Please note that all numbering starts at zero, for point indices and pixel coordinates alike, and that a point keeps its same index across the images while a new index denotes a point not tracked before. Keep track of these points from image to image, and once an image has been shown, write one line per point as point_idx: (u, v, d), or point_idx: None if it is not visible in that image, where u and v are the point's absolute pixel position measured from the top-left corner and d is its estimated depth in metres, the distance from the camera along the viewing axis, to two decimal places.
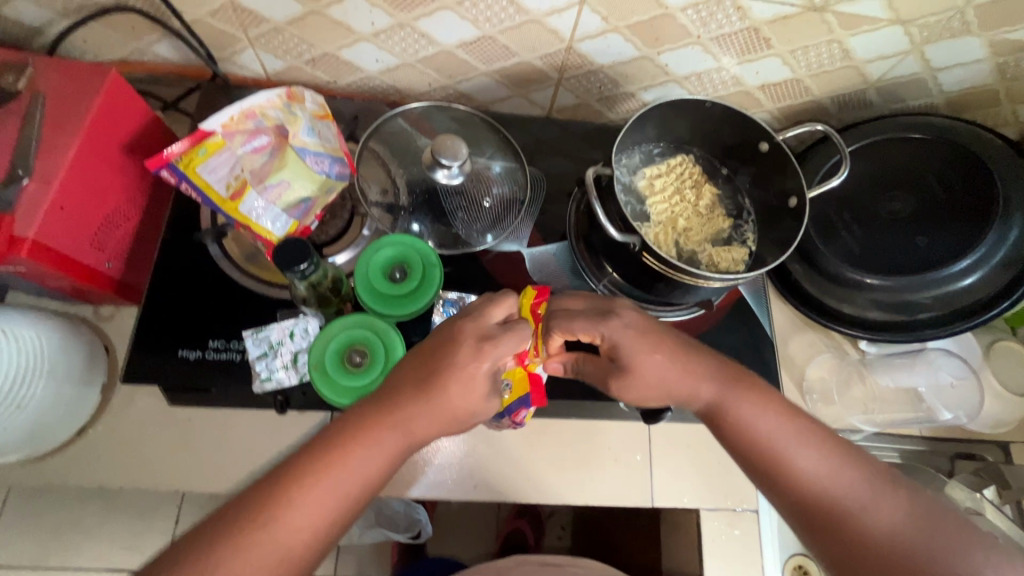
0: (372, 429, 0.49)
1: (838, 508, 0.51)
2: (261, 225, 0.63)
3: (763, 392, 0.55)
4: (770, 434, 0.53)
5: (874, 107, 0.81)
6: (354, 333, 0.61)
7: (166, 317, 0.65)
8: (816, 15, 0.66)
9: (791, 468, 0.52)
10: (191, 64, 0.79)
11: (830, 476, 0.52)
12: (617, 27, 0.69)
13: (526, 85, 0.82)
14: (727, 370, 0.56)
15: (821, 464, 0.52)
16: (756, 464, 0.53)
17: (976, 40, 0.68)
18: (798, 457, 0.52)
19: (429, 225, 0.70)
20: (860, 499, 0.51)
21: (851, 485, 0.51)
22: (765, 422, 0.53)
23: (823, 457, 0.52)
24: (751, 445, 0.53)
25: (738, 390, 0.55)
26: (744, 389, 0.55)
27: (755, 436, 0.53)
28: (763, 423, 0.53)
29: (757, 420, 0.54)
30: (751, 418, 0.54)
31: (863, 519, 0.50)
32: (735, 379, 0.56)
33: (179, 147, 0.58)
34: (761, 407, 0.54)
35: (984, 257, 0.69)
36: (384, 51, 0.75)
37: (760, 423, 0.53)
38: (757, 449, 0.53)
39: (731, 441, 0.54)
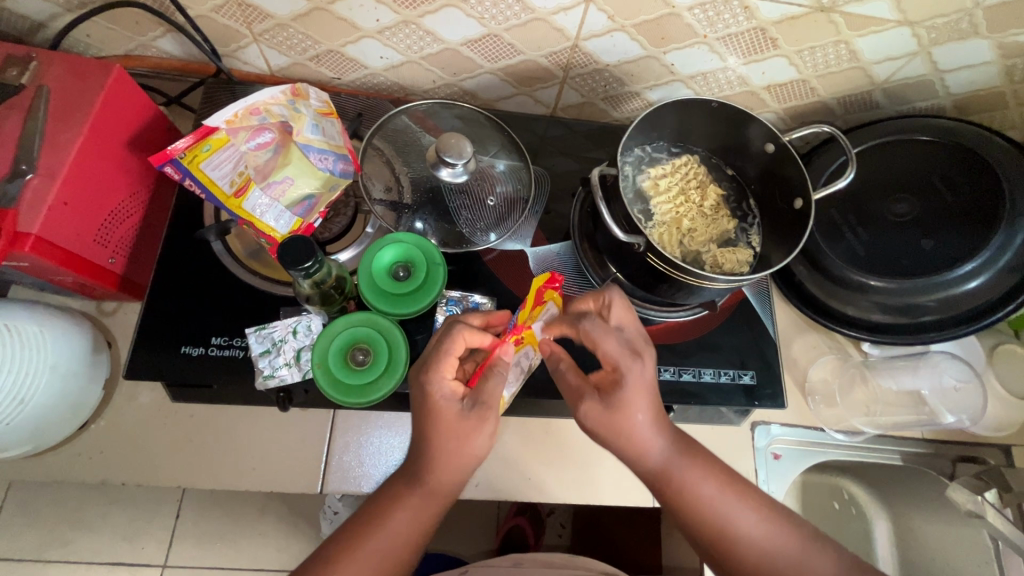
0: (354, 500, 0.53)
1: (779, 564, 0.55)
2: (263, 222, 0.62)
3: (704, 457, 0.58)
4: (712, 504, 0.56)
5: (880, 108, 0.81)
6: (356, 332, 0.61)
7: (169, 313, 0.65)
8: (823, 15, 0.66)
9: (735, 534, 0.56)
10: (195, 60, 0.79)
11: (771, 534, 0.56)
12: (623, 26, 0.69)
13: (531, 84, 0.81)
14: (673, 438, 0.57)
15: (755, 525, 0.56)
16: (701, 531, 0.56)
17: (984, 42, 0.68)
18: (739, 521, 0.56)
19: (432, 223, 0.70)
20: (798, 551, 0.56)
21: (788, 543, 0.56)
22: (708, 493, 0.56)
23: (759, 517, 0.57)
24: (697, 513, 0.56)
25: (686, 453, 0.57)
26: (684, 455, 0.57)
27: (699, 506, 0.56)
28: (706, 493, 0.56)
29: (699, 491, 0.56)
30: (694, 487, 0.56)
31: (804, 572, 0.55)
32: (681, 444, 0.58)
33: (184, 143, 0.58)
34: (700, 474, 0.57)
35: (989, 261, 0.68)
36: (389, 48, 0.75)
37: (701, 494, 0.56)
38: (702, 518, 0.56)
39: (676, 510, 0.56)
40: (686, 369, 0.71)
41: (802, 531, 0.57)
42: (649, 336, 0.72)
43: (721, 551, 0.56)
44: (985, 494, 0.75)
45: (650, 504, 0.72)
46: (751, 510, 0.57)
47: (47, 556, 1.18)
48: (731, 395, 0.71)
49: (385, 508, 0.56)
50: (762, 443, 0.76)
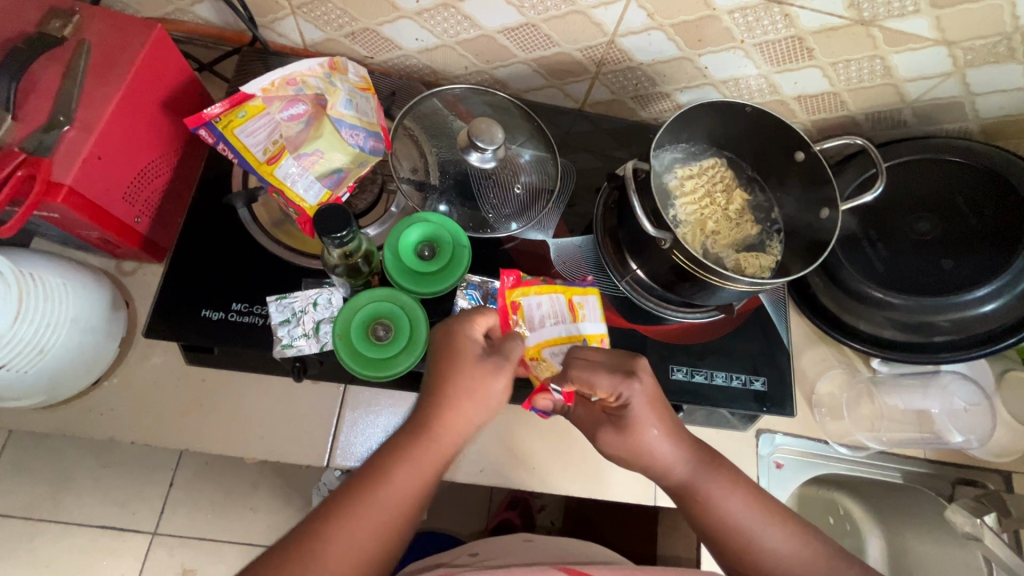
0: (391, 469, 0.52)
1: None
2: (294, 191, 0.63)
3: (730, 472, 0.59)
4: (738, 522, 0.56)
5: (908, 127, 0.81)
6: (378, 307, 0.61)
7: (190, 277, 0.65)
8: (862, 29, 0.66)
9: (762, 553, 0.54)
10: (230, 28, 0.79)
11: (789, 537, 0.56)
12: (662, 25, 0.69)
13: (562, 77, 0.82)
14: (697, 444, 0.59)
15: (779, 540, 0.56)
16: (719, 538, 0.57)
17: (1018, 68, 0.68)
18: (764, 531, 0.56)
19: (456, 207, 0.70)
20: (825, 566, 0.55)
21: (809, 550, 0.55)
22: (735, 509, 0.56)
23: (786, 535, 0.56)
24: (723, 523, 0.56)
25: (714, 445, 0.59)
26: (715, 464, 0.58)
27: (720, 518, 0.56)
28: (729, 506, 0.57)
29: (723, 503, 0.57)
30: (719, 500, 0.57)
31: None
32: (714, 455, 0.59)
33: (218, 109, 0.60)
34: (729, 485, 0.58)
35: (1007, 286, 0.69)
36: (425, 31, 0.75)
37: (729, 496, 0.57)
38: (723, 530, 0.56)
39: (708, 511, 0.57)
40: (699, 371, 0.71)
41: (826, 553, 0.56)
42: (663, 335, 0.72)
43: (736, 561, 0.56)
44: (985, 518, 0.75)
45: (652, 502, 0.72)
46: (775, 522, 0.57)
47: (38, 515, 1.18)
48: (742, 400, 0.71)
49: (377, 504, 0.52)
50: (765, 451, 0.77)
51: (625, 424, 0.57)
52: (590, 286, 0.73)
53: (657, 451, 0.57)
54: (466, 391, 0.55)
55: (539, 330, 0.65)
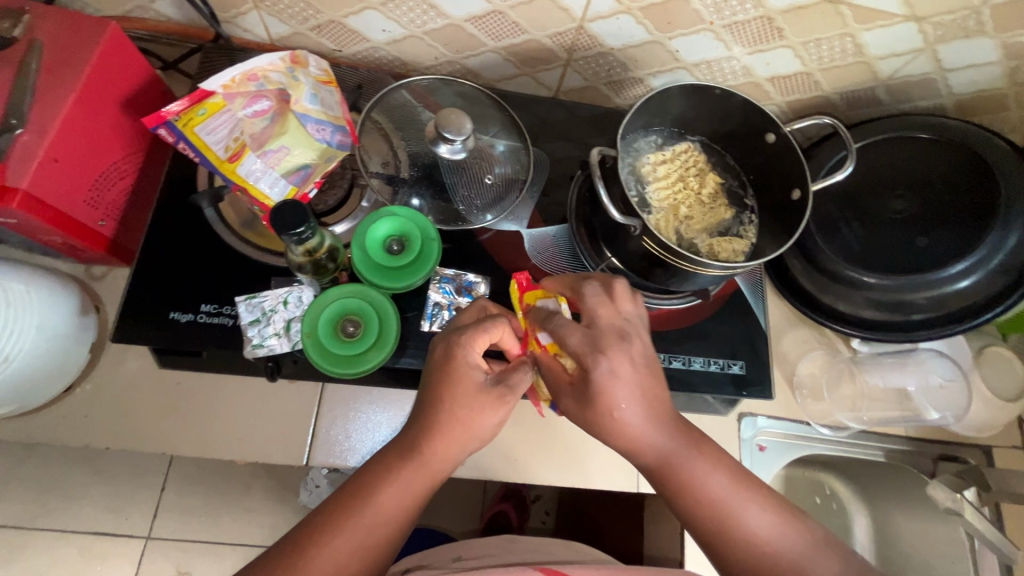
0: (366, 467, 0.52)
1: (777, 560, 0.53)
2: (258, 188, 0.62)
3: (715, 454, 0.57)
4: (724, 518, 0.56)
5: (883, 106, 0.81)
6: (347, 303, 0.61)
7: (159, 279, 0.64)
8: (831, 7, 0.65)
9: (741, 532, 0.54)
10: (194, 24, 0.77)
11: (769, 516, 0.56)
12: (630, 9, 0.68)
13: (534, 65, 0.81)
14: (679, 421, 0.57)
15: (768, 526, 0.54)
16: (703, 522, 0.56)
17: (989, 42, 0.68)
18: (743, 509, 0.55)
19: (429, 200, 0.70)
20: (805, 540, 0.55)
21: (784, 532, 0.54)
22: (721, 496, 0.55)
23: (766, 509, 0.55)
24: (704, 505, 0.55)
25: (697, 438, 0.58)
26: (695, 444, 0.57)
27: (705, 503, 0.54)
28: (717, 490, 0.55)
29: (711, 488, 0.55)
30: (707, 483, 0.55)
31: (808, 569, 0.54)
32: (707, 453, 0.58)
33: (178, 107, 0.59)
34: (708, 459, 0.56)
35: (983, 260, 0.69)
36: (391, 21, 0.74)
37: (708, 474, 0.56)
38: (706, 515, 0.54)
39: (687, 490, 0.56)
40: (677, 357, 0.71)
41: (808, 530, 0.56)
42: None
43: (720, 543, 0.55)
44: (964, 492, 0.77)
45: (635, 490, 0.73)
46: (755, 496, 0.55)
47: (29, 523, 1.18)
48: (720, 384, 0.71)
49: (351, 503, 0.51)
50: (747, 435, 0.77)
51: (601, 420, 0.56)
52: (565, 276, 0.73)
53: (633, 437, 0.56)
54: (462, 419, 0.54)
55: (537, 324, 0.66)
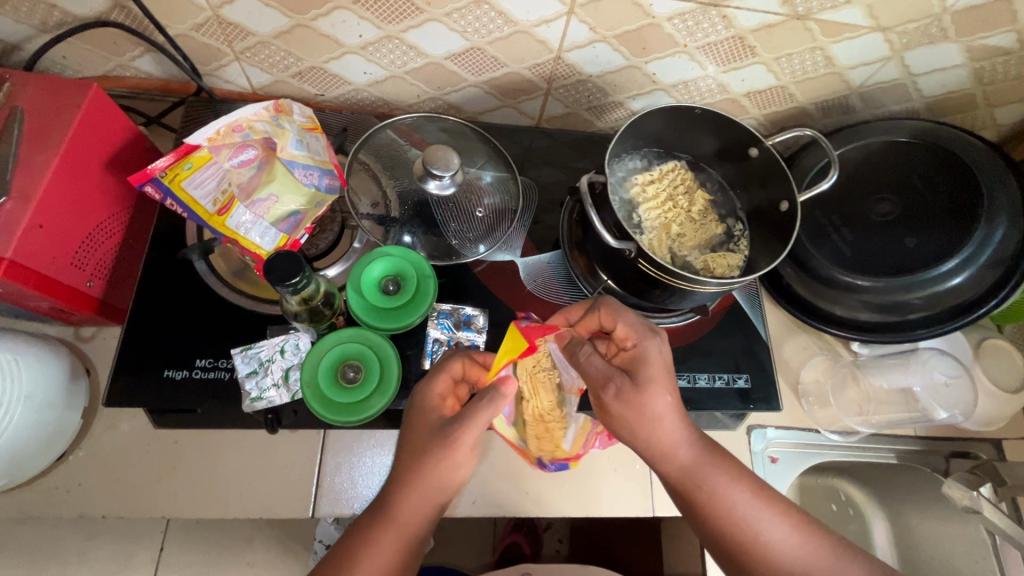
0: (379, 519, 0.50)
1: None
2: (249, 239, 0.62)
3: (734, 464, 0.56)
4: (751, 534, 0.54)
5: (857, 112, 0.83)
6: (346, 348, 0.60)
7: (151, 337, 0.63)
8: (800, 23, 0.67)
9: (763, 548, 0.54)
10: (174, 79, 0.78)
11: (790, 532, 0.55)
12: (605, 37, 0.70)
13: (515, 96, 0.82)
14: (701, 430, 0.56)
15: (788, 539, 0.54)
16: (729, 543, 0.54)
17: (953, 46, 0.70)
18: (767, 528, 0.54)
19: (421, 237, 0.70)
20: (830, 564, 0.54)
21: (812, 553, 0.54)
22: (741, 504, 0.55)
23: (791, 530, 0.55)
24: (732, 526, 0.54)
25: (713, 455, 0.56)
26: (719, 458, 0.56)
27: (728, 515, 0.54)
28: (738, 501, 0.55)
29: (734, 498, 0.55)
30: (728, 495, 0.55)
31: None
32: (719, 457, 0.56)
33: (164, 162, 0.57)
34: (732, 475, 0.56)
35: (973, 256, 0.69)
36: (372, 64, 0.75)
37: (732, 488, 0.55)
38: (731, 530, 0.54)
39: (709, 511, 0.54)
40: (681, 375, 0.70)
41: (831, 548, 0.55)
42: None
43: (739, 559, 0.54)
44: (981, 489, 0.76)
45: (651, 514, 0.71)
46: (778, 509, 0.55)
47: None
48: (726, 400, 0.70)
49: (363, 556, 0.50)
50: (758, 447, 0.76)
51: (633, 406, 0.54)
52: (564, 302, 0.73)
53: (664, 441, 0.54)
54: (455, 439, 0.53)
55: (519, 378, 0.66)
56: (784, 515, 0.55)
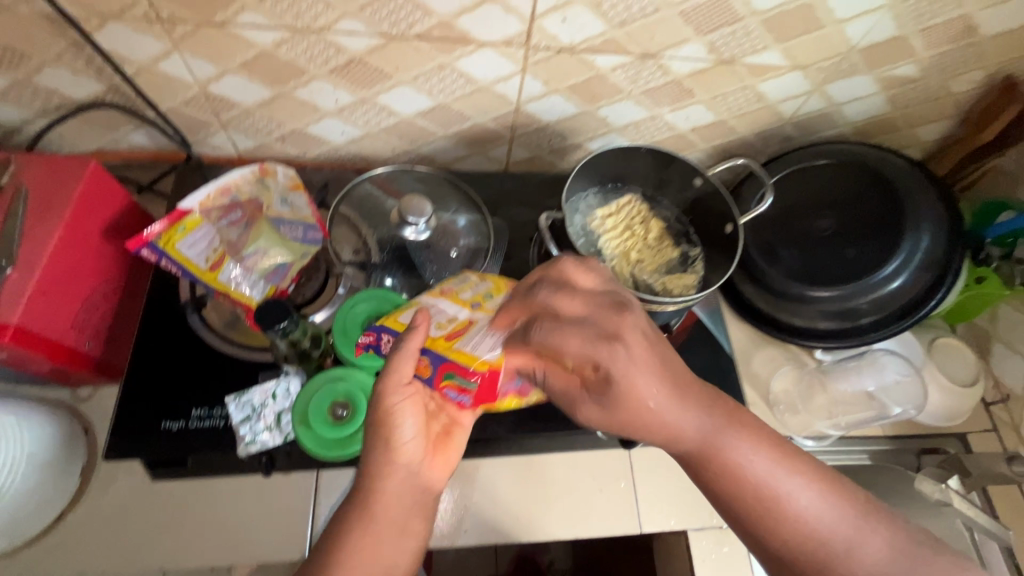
0: None
1: (829, 548, 0.53)
2: (240, 292, 0.67)
3: (751, 429, 0.57)
4: (768, 500, 0.54)
5: (794, 139, 0.91)
6: (334, 388, 0.63)
7: (147, 392, 0.66)
8: (728, 67, 0.75)
9: (785, 514, 0.54)
10: (165, 149, 0.84)
11: None
12: (557, 89, 0.78)
13: (483, 145, 0.89)
14: (708, 405, 0.56)
15: (812, 505, 0.54)
16: (749, 514, 0.55)
17: (866, 77, 0.78)
18: (790, 494, 0.54)
19: (401, 279, 0.74)
20: (850, 531, 0.53)
21: (835, 516, 0.54)
22: (760, 471, 0.55)
23: (814, 497, 0.55)
24: (748, 496, 0.54)
25: (726, 428, 0.55)
26: (735, 428, 0.56)
27: (747, 487, 0.54)
28: (756, 471, 0.55)
29: (752, 468, 0.55)
30: (744, 467, 0.55)
31: (851, 559, 0.52)
32: (731, 426, 0.56)
33: (159, 227, 0.63)
34: (749, 444, 0.55)
35: (906, 261, 0.76)
36: (348, 125, 0.82)
37: (749, 460, 0.55)
38: (750, 501, 0.54)
39: (723, 484, 0.55)
40: None
41: None
42: None
43: (759, 533, 0.55)
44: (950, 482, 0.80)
45: (639, 530, 0.75)
46: (794, 473, 0.55)
47: None
48: None
49: None
50: None
51: (610, 396, 0.53)
52: None
53: (672, 421, 0.54)
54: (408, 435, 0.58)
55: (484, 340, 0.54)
56: (807, 482, 0.55)
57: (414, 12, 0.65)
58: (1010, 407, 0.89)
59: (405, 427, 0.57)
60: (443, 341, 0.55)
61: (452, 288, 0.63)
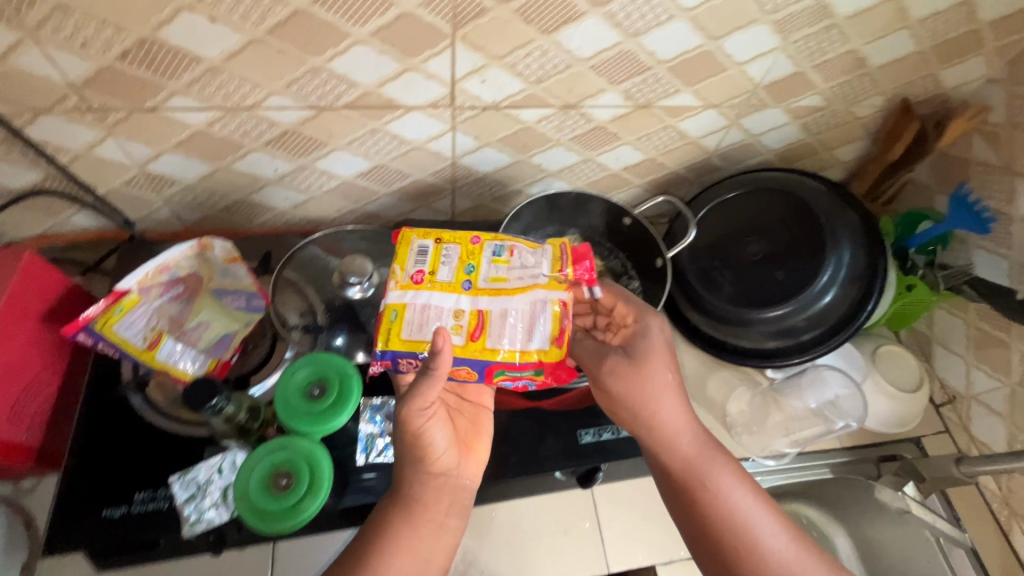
0: None
1: None
2: (179, 368, 0.67)
3: (741, 470, 0.62)
4: (747, 531, 0.58)
5: (722, 169, 0.95)
6: (276, 458, 0.62)
7: (88, 479, 0.65)
8: (646, 110, 0.80)
9: (757, 547, 0.58)
10: (108, 228, 0.85)
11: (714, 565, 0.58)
12: (489, 142, 0.81)
13: (426, 198, 0.92)
14: (705, 431, 0.63)
15: (785, 548, 0.58)
16: (722, 540, 0.59)
17: (776, 110, 0.84)
18: (767, 536, 0.58)
19: (349, 337, 0.74)
20: None
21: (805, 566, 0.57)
22: (742, 505, 0.59)
23: (791, 544, 0.58)
24: (725, 523, 0.59)
25: (715, 457, 0.62)
26: (724, 459, 0.62)
27: (729, 513, 0.59)
28: (738, 502, 0.59)
29: (735, 498, 0.60)
30: (728, 497, 0.60)
31: None
32: (725, 459, 0.62)
33: (95, 310, 0.62)
34: (738, 479, 0.61)
35: (833, 277, 0.80)
36: (291, 190, 0.84)
37: (735, 491, 0.60)
38: (729, 527, 0.58)
39: (705, 506, 0.60)
40: (605, 428, 0.75)
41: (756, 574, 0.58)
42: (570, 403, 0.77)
43: (731, 563, 0.58)
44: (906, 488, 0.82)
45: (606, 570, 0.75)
46: (773, 518, 0.60)
47: None
48: None
49: None
50: None
51: (630, 359, 0.62)
52: None
53: (673, 421, 0.61)
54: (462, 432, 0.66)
55: (510, 336, 0.55)
56: (787, 532, 0.59)
57: (338, 86, 0.68)
58: (957, 407, 0.92)
59: (438, 438, 0.62)
60: (473, 344, 0.55)
61: (425, 271, 0.58)
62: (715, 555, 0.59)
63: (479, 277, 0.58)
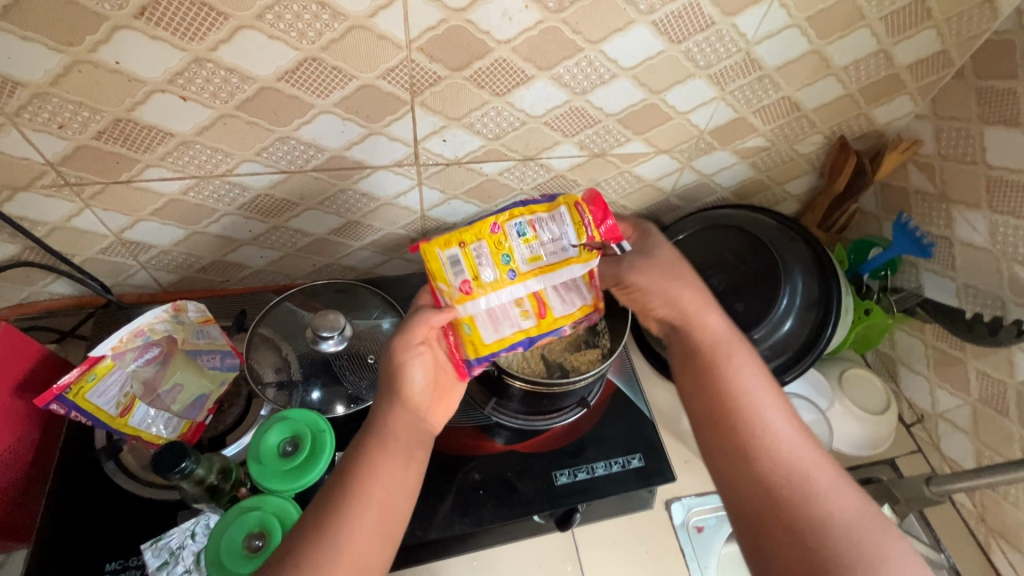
0: None
1: (795, 472, 0.52)
2: (151, 432, 0.70)
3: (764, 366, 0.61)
4: (753, 404, 0.56)
5: (681, 208, 1.00)
6: (248, 519, 0.62)
7: (61, 551, 0.65)
8: (602, 159, 0.85)
9: (762, 418, 0.55)
10: (86, 295, 0.87)
11: None
12: (455, 195, 0.85)
13: (399, 249, 0.95)
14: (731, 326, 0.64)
15: (796, 442, 0.54)
16: (727, 411, 0.57)
17: (724, 152, 0.89)
18: (776, 417, 0.56)
19: (325, 391, 0.76)
20: (827, 480, 0.52)
21: (814, 459, 0.53)
22: (755, 383, 0.58)
23: (801, 434, 0.55)
24: (735, 392, 0.57)
25: (733, 346, 0.61)
26: (745, 349, 0.61)
27: (736, 386, 0.58)
28: (750, 380, 0.58)
29: (746, 375, 0.58)
30: (742, 373, 0.59)
31: (818, 496, 0.50)
32: (747, 350, 0.61)
33: (69, 378, 0.62)
34: (754, 364, 0.60)
35: (789, 307, 0.84)
36: (266, 249, 0.87)
37: (748, 370, 0.59)
38: (735, 397, 0.57)
39: (717, 376, 0.59)
40: (580, 469, 0.77)
41: None
42: (544, 445, 0.79)
43: (736, 437, 0.55)
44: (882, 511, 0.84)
45: None
46: (790, 413, 0.57)
47: None
48: (626, 482, 0.76)
49: None
50: (679, 519, 0.81)
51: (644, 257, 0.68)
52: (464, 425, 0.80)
53: (694, 305, 0.64)
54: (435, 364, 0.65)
55: (566, 304, 0.67)
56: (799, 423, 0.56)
57: (306, 151, 0.72)
58: (927, 426, 0.96)
59: (416, 376, 0.63)
60: (544, 322, 0.66)
61: (468, 278, 0.64)
62: (722, 426, 0.56)
63: (519, 262, 0.65)
